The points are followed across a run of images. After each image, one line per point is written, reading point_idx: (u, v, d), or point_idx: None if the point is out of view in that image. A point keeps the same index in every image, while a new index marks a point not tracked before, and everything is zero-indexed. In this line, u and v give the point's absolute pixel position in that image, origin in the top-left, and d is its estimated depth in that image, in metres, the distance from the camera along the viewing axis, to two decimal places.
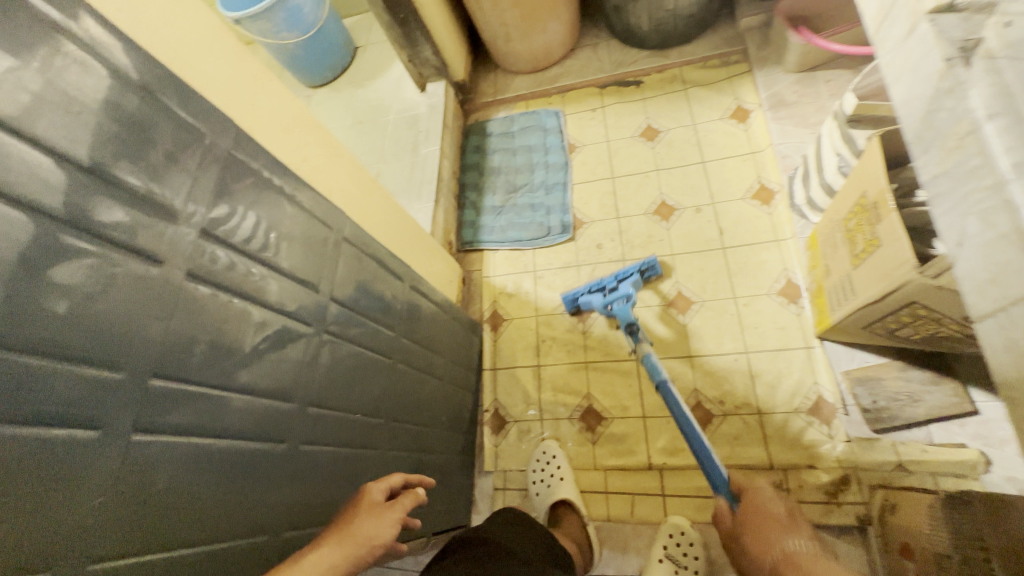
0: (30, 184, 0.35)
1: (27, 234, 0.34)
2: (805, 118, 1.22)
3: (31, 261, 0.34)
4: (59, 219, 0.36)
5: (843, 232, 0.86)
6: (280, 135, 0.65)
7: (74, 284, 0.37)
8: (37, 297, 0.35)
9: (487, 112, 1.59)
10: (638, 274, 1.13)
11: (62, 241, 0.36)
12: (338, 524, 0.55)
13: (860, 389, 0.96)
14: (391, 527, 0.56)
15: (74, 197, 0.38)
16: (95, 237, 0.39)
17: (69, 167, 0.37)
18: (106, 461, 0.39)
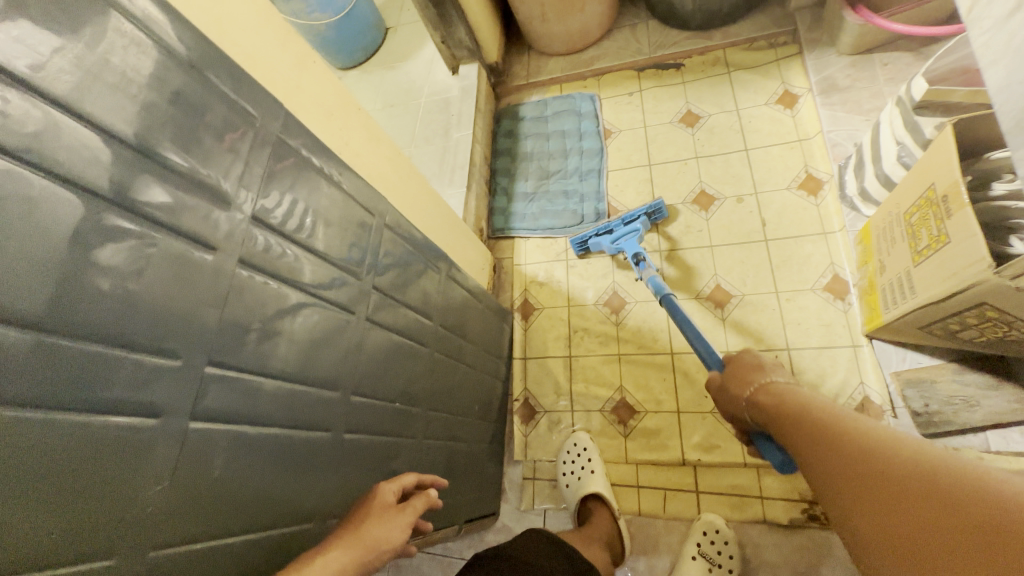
0: (83, 165, 0.34)
1: (79, 215, 0.33)
2: (858, 104, 1.15)
3: (84, 243, 0.33)
4: (117, 203, 0.36)
5: (903, 227, 0.82)
6: (324, 117, 0.64)
7: (129, 268, 0.36)
8: (91, 280, 0.34)
9: (519, 95, 1.55)
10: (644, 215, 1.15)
11: (113, 223, 0.35)
12: (348, 524, 0.53)
13: (911, 391, 0.92)
14: (400, 532, 0.55)
15: (130, 180, 0.37)
16: (150, 223, 0.38)
17: (128, 151, 0.37)
18: (164, 448, 0.39)
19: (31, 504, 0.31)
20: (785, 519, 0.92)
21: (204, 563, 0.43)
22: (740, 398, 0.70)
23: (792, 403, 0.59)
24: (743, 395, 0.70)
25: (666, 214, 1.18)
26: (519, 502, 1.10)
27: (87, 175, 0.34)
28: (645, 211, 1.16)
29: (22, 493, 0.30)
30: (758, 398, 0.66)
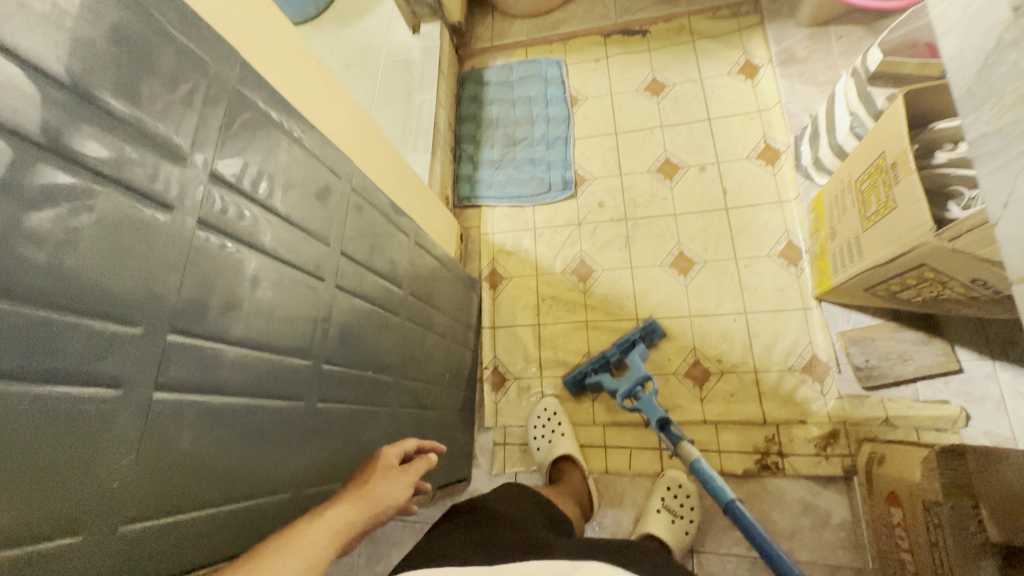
0: (9, 102, 0.30)
1: (4, 157, 0.29)
2: (815, 76, 1.19)
3: (14, 190, 0.30)
4: (53, 152, 0.32)
5: (854, 193, 0.86)
6: (283, 71, 0.59)
7: (66, 223, 0.33)
8: (27, 235, 0.31)
9: (484, 59, 1.50)
10: (642, 341, 1.06)
11: (47, 171, 0.32)
12: (353, 483, 0.53)
13: (854, 348, 0.99)
14: (404, 489, 0.55)
15: (66, 129, 0.33)
16: (92, 175, 0.35)
17: (63, 96, 0.33)
18: (128, 418, 0.37)
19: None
20: (740, 470, 0.98)
21: (178, 537, 0.41)
22: None
23: None
24: None
25: (661, 333, 1.10)
26: (491, 466, 1.13)
27: (12, 114, 0.30)
28: (639, 334, 1.07)
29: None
30: None
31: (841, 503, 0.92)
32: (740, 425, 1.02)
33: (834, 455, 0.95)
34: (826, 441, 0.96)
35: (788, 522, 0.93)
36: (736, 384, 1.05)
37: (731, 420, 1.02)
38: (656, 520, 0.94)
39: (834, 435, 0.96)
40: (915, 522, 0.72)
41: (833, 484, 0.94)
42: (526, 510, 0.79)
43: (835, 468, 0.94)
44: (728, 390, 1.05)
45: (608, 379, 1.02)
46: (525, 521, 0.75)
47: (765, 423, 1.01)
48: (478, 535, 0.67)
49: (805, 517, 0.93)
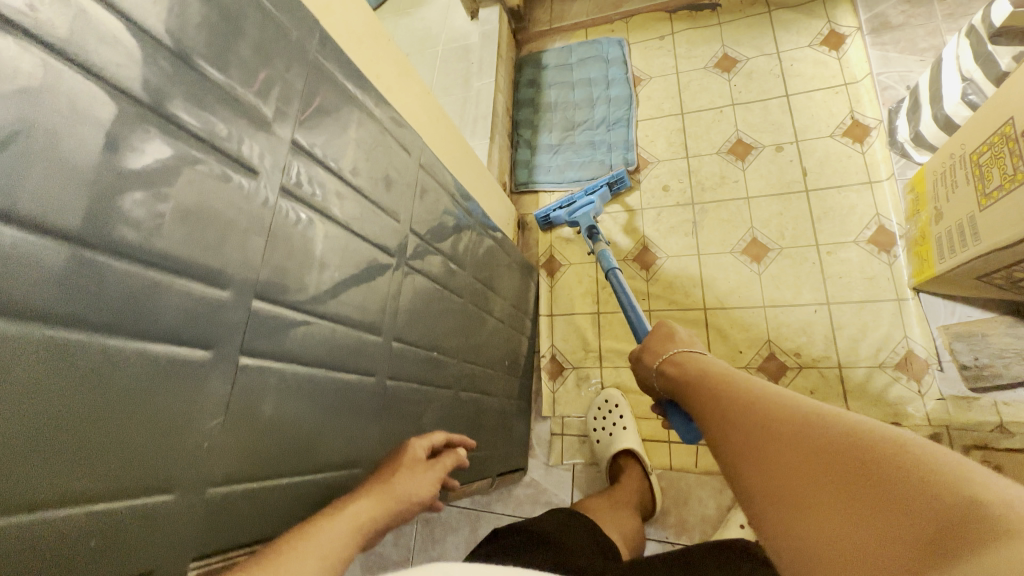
0: (113, 58, 0.30)
1: (110, 112, 0.30)
2: (912, 43, 1.08)
3: (117, 145, 0.30)
4: (155, 110, 0.32)
5: (969, 167, 0.76)
6: (357, 44, 0.58)
7: (164, 182, 0.33)
8: (129, 191, 0.31)
9: (542, 42, 1.47)
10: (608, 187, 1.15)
11: (148, 130, 0.32)
12: (378, 475, 0.52)
13: (960, 345, 0.89)
14: (429, 490, 0.54)
15: (164, 86, 0.33)
16: (189, 136, 0.35)
17: (163, 54, 0.33)
18: (216, 382, 0.37)
19: (73, 440, 0.28)
20: None
21: (260, 503, 0.41)
22: (651, 368, 0.64)
23: (696, 375, 0.52)
24: (654, 367, 0.63)
25: (627, 183, 1.18)
26: (547, 457, 1.10)
27: (114, 69, 0.30)
28: (608, 181, 1.15)
29: (65, 425, 0.28)
30: (667, 370, 0.59)
31: None
32: None
33: None
34: None
35: None
36: (817, 380, 0.97)
37: None
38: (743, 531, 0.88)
39: (935, 440, 0.86)
40: None
41: None
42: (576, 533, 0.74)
43: None
44: (808, 387, 0.97)
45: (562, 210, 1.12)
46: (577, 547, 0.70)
47: None
48: (527, 562, 0.65)
49: None
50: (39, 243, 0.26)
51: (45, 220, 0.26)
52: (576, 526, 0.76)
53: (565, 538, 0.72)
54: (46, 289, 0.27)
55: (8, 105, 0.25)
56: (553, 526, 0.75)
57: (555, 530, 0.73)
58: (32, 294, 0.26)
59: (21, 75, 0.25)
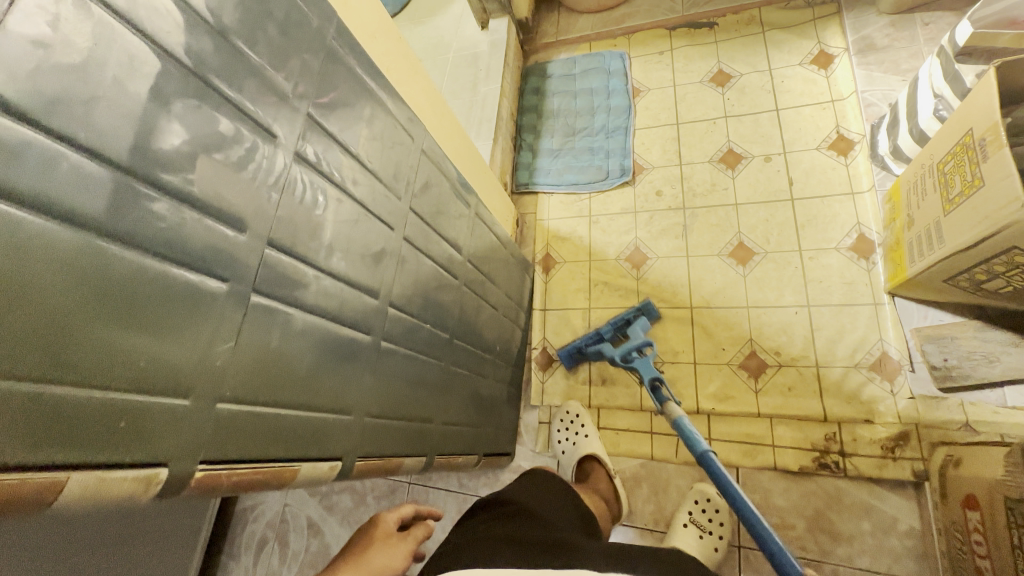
0: (160, 24, 0.36)
1: (155, 69, 0.35)
2: (896, 64, 1.14)
3: (161, 96, 0.36)
4: (193, 72, 0.38)
5: (936, 176, 0.81)
6: (371, 39, 0.65)
7: (197, 133, 0.39)
8: (168, 136, 0.36)
9: (548, 53, 1.55)
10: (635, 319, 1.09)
11: (186, 87, 0.38)
12: (356, 550, 0.61)
13: (930, 346, 0.93)
14: (402, 557, 0.61)
15: (203, 53, 0.39)
16: (218, 97, 0.40)
17: (201, 26, 0.39)
18: (230, 312, 0.42)
19: (111, 341, 0.34)
20: (796, 467, 0.94)
21: (262, 429, 0.46)
22: None
23: None
24: None
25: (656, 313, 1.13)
26: (535, 444, 1.14)
27: (161, 34, 0.36)
28: (633, 313, 1.11)
29: (105, 326, 0.33)
30: None
31: (910, 512, 0.86)
32: (797, 420, 0.97)
33: (903, 458, 0.89)
34: (894, 443, 0.90)
35: (849, 526, 0.88)
36: (795, 377, 1.01)
37: (787, 414, 0.98)
38: (686, 535, 0.91)
39: (904, 437, 0.90)
40: (994, 524, 0.66)
41: (900, 490, 0.88)
42: (546, 500, 0.77)
43: (904, 472, 0.88)
44: (786, 384, 1.01)
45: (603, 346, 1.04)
46: (550, 516, 0.73)
47: (825, 421, 0.96)
48: (497, 518, 0.69)
49: (868, 521, 0.87)
50: (94, 168, 0.32)
51: (100, 150, 0.32)
52: (545, 490, 0.79)
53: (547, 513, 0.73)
54: (97, 210, 0.32)
55: (77, 54, 0.31)
56: (533, 498, 0.76)
57: (538, 502, 0.75)
58: (86, 210, 0.32)
59: (89, 29, 0.32)
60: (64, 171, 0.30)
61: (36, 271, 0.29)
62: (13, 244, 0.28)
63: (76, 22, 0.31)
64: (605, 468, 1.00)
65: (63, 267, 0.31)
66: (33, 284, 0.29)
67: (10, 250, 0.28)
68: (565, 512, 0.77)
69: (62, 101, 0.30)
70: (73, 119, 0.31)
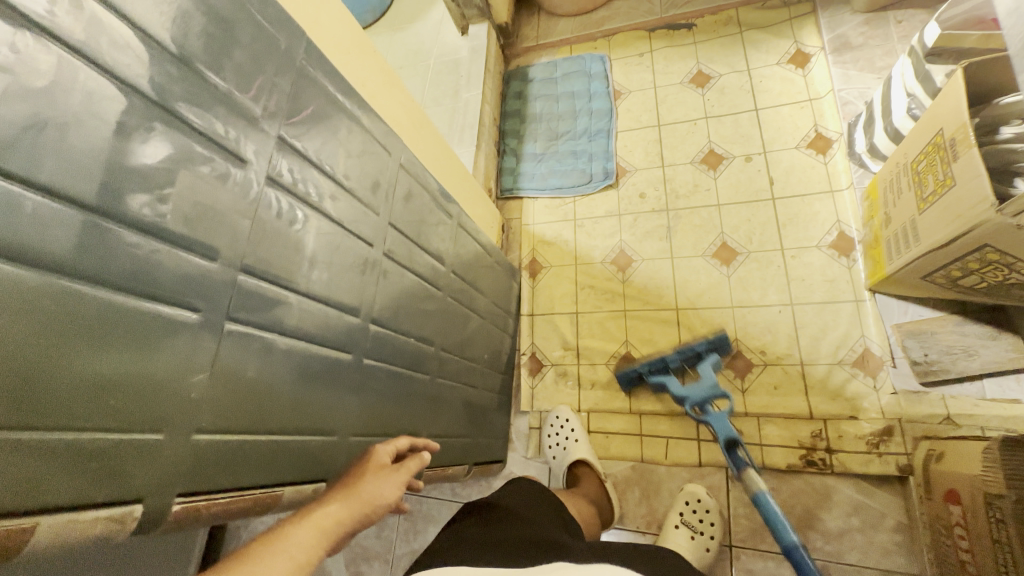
0: (124, 59, 0.36)
1: (118, 104, 0.35)
2: (871, 62, 1.16)
3: (125, 130, 0.35)
4: (156, 103, 0.38)
5: (910, 175, 0.82)
6: (344, 55, 0.65)
7: (168, 165, 0.38)
8: (137, 170, 0.36)
9: (528, 57, 1.55)
10: (708, 355, 0.99)
11: (153, 120, 0.37)
12: (344, 481, 0.54)
13: (911, 342, 0.94)
14: (395, 488, 0.55)
15: (166, 83, 0.39)
16: (187, 127, 0.40)
17: (162, 54, 0.38)
18: (203, 341, 0.42)
19: (80, 381, 0.33)
20: (783, 465, 0.95)
21: (240, 456, 0.46)
22: None
23: None
24: None
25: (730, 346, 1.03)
26: (526, 450, 1.14)
27: (122, 68, 0.35)
28: (708, 346, 1.00)
29: (72, 367, 0.33)
30: None
31: (896, 506, 0.87)
32: (784, 417, 0.98)
33: (887, 452, 0.90)
34: (879, 439, 0.91)
35: (837, 522, 0.89)
36: (781, 376, 1.02)
37: (774, 413, 0.99)
38: (677, 537, 0.92)
39: (888, 432, 0.91)
40: (975, 518, 0.67)
41: (886, 485, 0.89)
42: (536, 505, 0.77)
43: (889, 467, 0.89)
44: (772, 383, 1.02)
45: (674, 387, 0.97)
46: (537, 518, 0.72)
47: (811, 418, 0.97)
48: (490, 522, 0.69)
49: (855, 517, 0.89)
50: (59, 208, 0.32)
51: (62, 190, 0.32)
52: (538, 495, 0.80)
53: (534, 516, 0.73)
54: (61, 249, 0.32)
55: (36, 95, 0.30)
56: (520, 502, 0.76)
57: (524, 507, 0.74)
58: (50, 252, 0.31)
59: (49, 69, 0.31)
60: (27, 213, 0.30)
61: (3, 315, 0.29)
62: None
63: (35, 59, 0.30)
64: (597, 474, 1.00)
65: (27, 313, 0.30)
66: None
67: None
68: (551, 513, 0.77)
69: (26, 141, 0.30)
70: (34, 161, 0.30)
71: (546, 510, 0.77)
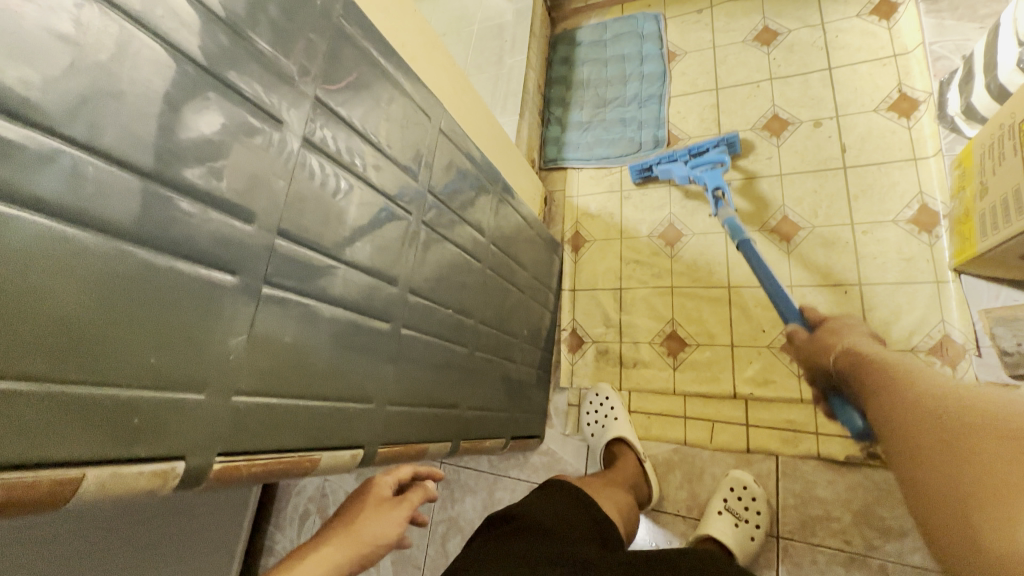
0: (172, 23, 0.35)
1: (169, 71, 0.35)
2: (973, 9, 1.01)
3: (173, 95, 0.35)
4: (203, 67, 0.37)
5: (1017, 138, 0.72)
6: (383, 13, 0.62)
7: (214, 134, 0.38)
8: (183, 137, 0.36)
9: (576, 19, 1.46)
10: (717, 149, 1.09)
11: (200, 86, 0.37)
12: (343, 519, 0.54)
13: (1002, 329, 0.84)
14: (397, 525, 0.54)
15: (214, 46, 0.38)
16: (233, 92, 0.40)
17: (210, 19, 0.38)
18: (241, 305, 0.42)
19: (130, 340, 0.34)
20: (842, 456, 0.90)
21: (275, 418, 0.46)
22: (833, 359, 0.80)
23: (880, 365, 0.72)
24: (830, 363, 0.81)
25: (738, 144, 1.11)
26: (564, 427, 1.13)
27: (173, 33, 0.35)
28: (716, 142, 1.10)
29: (122, 326, 0.34)
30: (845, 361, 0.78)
31: None
32: None
33: None
34: None
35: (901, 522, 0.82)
36: None
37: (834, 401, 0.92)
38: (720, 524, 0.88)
39: None
40: None
41: None
42: (563, 513, 0.73)
43: None
44: None
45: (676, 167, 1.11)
46: (562, 527, 0.70)
47: None
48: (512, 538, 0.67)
49: None
50: (111, 172, 0.32)
51: (114, 154, 0.32)
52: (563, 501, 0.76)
53: (568, 533, 0.69)
54: (112, 212, 0.32)
55: (95, 65, 0.31)
56: (544, 509, 0.73)
57: (547, 516, 0.71)
58: (101, 214, 0.32)
59: (109, 39, 0.32)
60: (90, 180, 0.31)
61: (58, 274, 0.30)
62: (34, 254, 0.29)
63: (95, 29, 0.31)
64: (636, 453, 0.97)
65: (80, 274, 0.31)
66: (50, 291, 0.30)
67: (29, 256, 0.29)
68: (580, 520, 0.73)
69: (83, 109, 0.31)
70: (92, 127, 0.31)
71: (582, 519, 0.73)
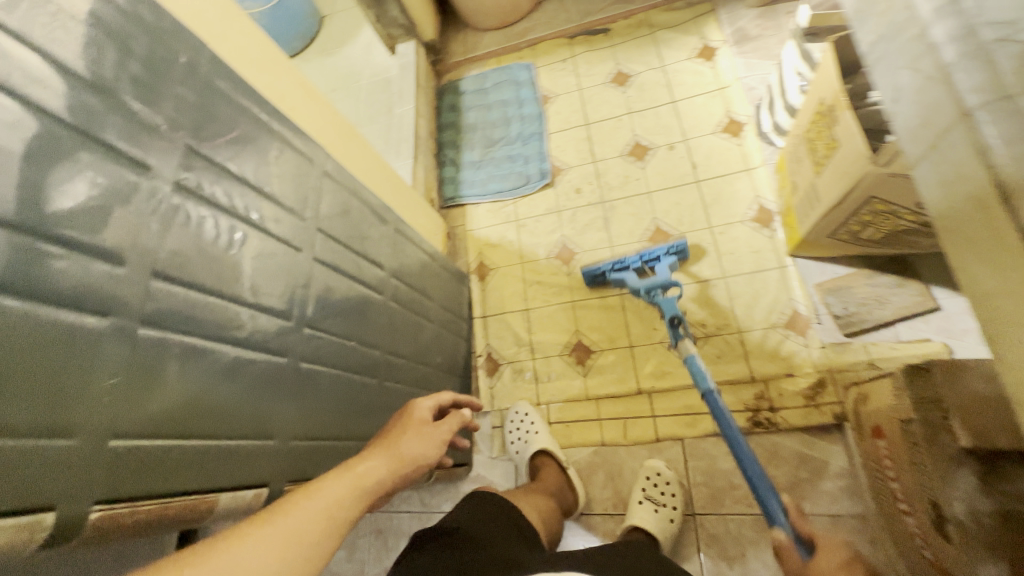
0: (26, 81, 0.36)
1: (27, 125, 0.36)
2: (768, 51, 1.27)
3: (33, 148, 0.36)
4: (64, 121, 0.39)
5: (806, 145, 0.90)
6: (256, 69, 0.65)
7: (78, 182, 0.39)
8: (46, 186, 0.37)
9: (458, 71, 1.60)
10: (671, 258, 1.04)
11: (60, 138, 0.38)
12: (387, 435, 0.57)
13: (832, 298, 1.02)
14: (433, 449, 0.58)
15: (73, 101, 0.40)
16: (94, 142, 0.41)
17: (69, 77, 0.40)
18: (115, 346, 0.41)
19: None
20: None
21: (160, 462, 0.45)
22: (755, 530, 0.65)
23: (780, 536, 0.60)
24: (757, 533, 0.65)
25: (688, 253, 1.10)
26: (491, 450, 1.14)
27: (27, 90, 0.36)
28: (668, 250, 1.06)
29: None
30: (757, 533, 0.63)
31: (839, 454, 0.92)
32: (729, 384, 1.03)
33: (823, 404, 0.96)
34: (814, 391, 0.97)
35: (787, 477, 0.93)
36: (722, 346, 1.07)
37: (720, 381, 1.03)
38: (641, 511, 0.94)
39: (822, 384, 0.97)
40: (897, 446, 0.72)
41: (826, 434, 0.94)
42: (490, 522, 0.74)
43: (827, 417, 0.95)
44: (715, 353, 1.07)
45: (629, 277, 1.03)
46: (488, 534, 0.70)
47: (753, 381, 1.02)
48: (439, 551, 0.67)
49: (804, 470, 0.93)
50: None
51: None
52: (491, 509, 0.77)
53: (493, 540, 0.70)
54: None
55: None
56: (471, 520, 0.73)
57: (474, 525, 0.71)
58: None
59: None
60: None
61: None
62: None
63: None
64: (556, 462, 1.01)
65: None
66: None
67: None
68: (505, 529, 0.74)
69: None
70: None
71: (506, 531, 0.73)
